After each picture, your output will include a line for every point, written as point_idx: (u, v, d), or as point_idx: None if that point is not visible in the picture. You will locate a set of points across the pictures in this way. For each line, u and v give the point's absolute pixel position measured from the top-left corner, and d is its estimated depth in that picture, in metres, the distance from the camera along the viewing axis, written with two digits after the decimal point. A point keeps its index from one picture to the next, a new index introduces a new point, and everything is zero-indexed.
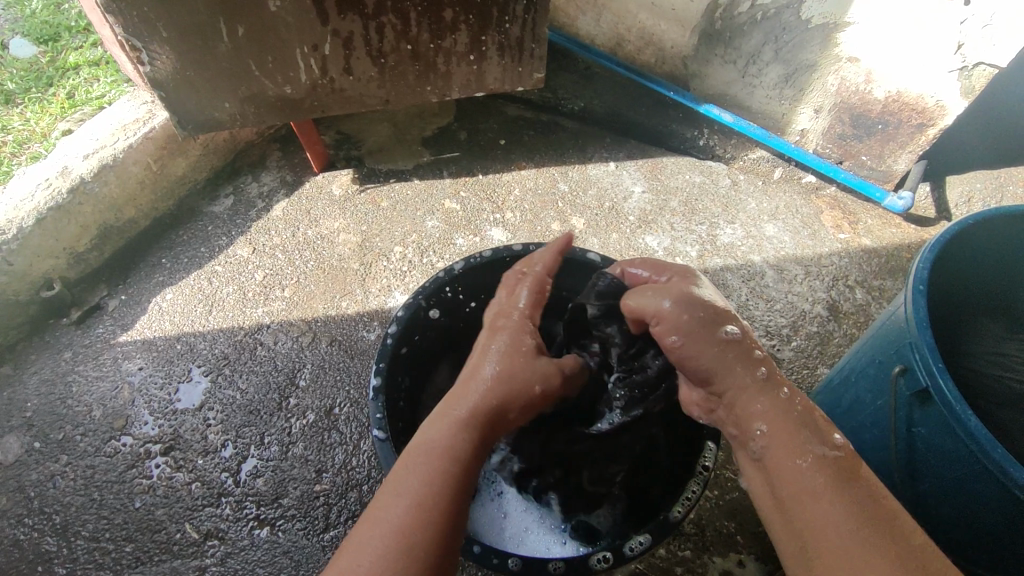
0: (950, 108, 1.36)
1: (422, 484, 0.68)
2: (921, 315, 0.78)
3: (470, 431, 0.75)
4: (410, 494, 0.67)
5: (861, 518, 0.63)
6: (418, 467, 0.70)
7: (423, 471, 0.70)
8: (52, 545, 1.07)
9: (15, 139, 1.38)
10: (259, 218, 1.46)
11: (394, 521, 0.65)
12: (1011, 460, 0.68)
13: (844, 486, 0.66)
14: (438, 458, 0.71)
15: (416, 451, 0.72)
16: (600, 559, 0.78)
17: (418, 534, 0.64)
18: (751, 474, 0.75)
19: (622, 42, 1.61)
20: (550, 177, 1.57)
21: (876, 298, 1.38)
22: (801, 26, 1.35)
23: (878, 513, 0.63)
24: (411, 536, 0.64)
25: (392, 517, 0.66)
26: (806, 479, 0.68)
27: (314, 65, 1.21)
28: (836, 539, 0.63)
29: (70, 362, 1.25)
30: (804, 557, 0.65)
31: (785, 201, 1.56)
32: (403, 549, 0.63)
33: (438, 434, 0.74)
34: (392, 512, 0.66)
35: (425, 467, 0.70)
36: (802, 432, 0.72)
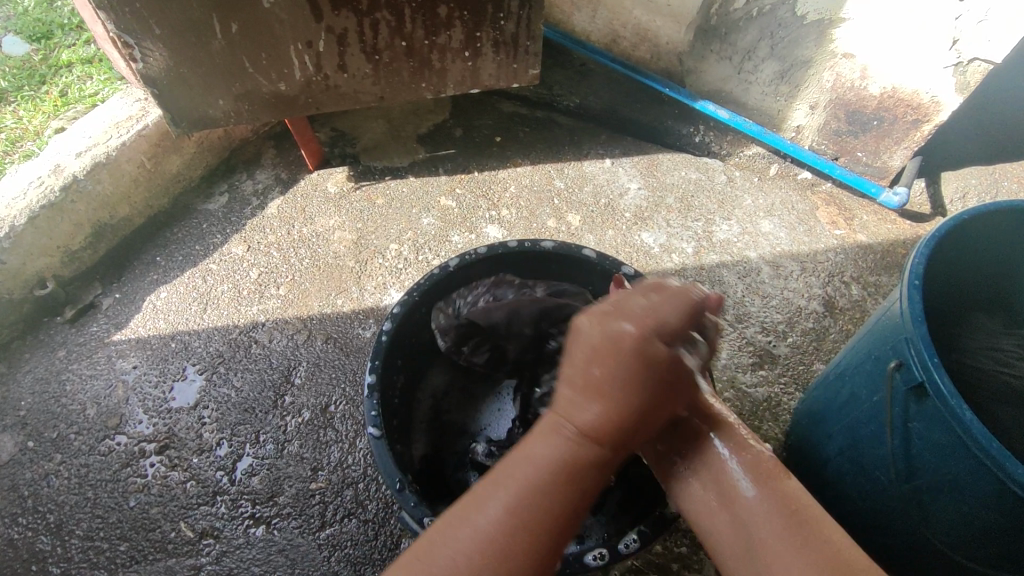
0: (945, 103, 1.36)
1: (519, 500, 0.57)
2: (917, 310, 0.78)
3: (580, 443, 0.60)
4: (519, 490, 0.58)
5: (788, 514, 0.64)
6: (521, 478, 0.59)
7: (523, 483, 0.58)
8: (46, 544, 1.06)
9: (8, 137, 1.37)
10: (254, 216, 1.46)
11: (480, 529, 0.56)
12: (1008, 456, 0.68)
13: (777, 484, 0.68)
14: (537, 469, 0.59)
15: (523, 463, 0.59)
16: (595, 556, 0.78)
17: (549, 517, 0.57)
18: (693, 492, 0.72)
19: (618, 38, 1.60)
20: (546, 174, 1.57)
21: (872, 294, 1.38)
22: (796, 22, 1.35)
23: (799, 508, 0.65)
24: (504, 556, 0.55)
25: (474, 530, 0.56)
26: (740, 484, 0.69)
27: (308, 62, 1.21)
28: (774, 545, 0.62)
29: (64, 360, 1.24)
30: (747, 558, 0.64)
31: (781, 197, 1.56)
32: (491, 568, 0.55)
33: (557, 444, 0.60)
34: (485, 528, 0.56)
35: (523, 483, 0.58)
36: (735, 434, 0.73)
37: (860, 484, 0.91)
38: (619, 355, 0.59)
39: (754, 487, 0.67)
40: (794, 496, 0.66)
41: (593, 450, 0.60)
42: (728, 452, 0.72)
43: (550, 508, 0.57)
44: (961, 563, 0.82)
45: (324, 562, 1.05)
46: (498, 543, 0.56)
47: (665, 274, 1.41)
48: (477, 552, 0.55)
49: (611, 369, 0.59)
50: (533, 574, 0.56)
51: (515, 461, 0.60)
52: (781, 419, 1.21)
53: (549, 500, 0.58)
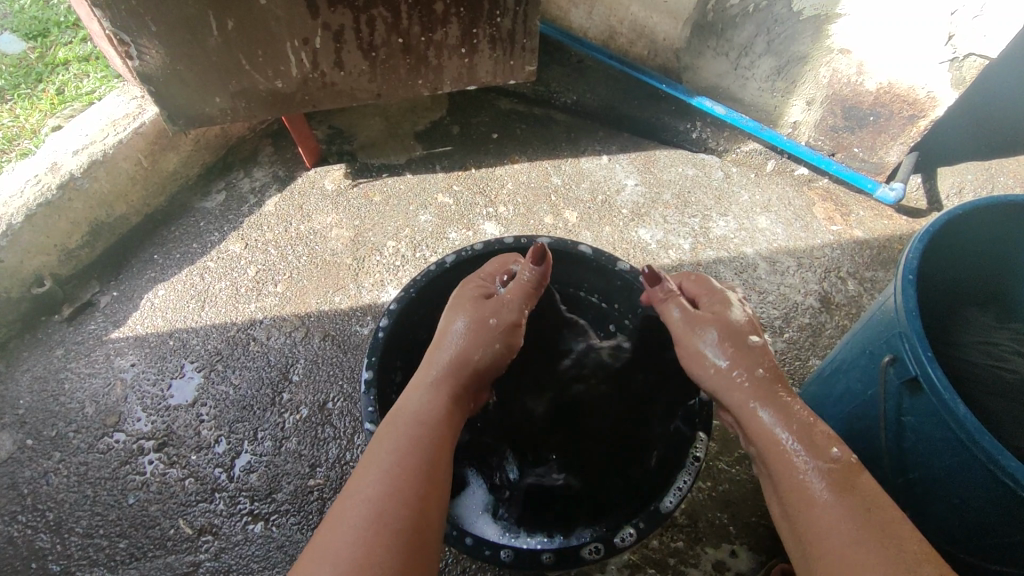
0: (941, 99, 1.36)
1: (401, 454, 0.69)
2: (911, 305, 0.79)
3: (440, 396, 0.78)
4: (400, 445, 0.70)
5: (859, 521, 0.63)
6: (399, 443, 0.71)
7: (405, 436, 0.72)
8: (46, 541, 1.07)
9: (5, 135, 1.37)
10: (251, 214, 1.46)
11: (370, 489, 0.65)
12: (1001, 449, 0.69)
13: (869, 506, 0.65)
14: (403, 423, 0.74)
15: (393, 421, 0.74)
16: (591, 549, 0.80)
17: (422, 469, 0.69)
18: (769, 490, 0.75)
19: (614, 35, 1.59)
20: (543, 171, 1.57)
21: (868, 289, 1.39)
22: (793, 17, 1.35)
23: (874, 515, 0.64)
24: (386, 509, 0.63)
25: (373, 484, 0.65)
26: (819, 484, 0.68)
27: (305, 59, 1.21)
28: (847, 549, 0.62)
29: (62, 358, 1.25)
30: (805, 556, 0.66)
31: (778, 193, 1.56)
32: (377, 520, 0.62)
33: (418, 406, 0.76)
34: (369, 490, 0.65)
35: (402, 440, 0.71)
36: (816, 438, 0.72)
37: None
38: (479, 331, 0.86)
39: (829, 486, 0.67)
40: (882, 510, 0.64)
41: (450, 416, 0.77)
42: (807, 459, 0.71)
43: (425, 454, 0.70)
44: (955, 556, 0.82)
45: None
46: (389, 491, 0.65)
47: (662, 270, 1.41)
48: (367, 510, 0.63)
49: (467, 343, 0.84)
50: (410, 519, 0.63)
51: (392, 432, 0.73)
52: None
53: (420, 448, 0.71)
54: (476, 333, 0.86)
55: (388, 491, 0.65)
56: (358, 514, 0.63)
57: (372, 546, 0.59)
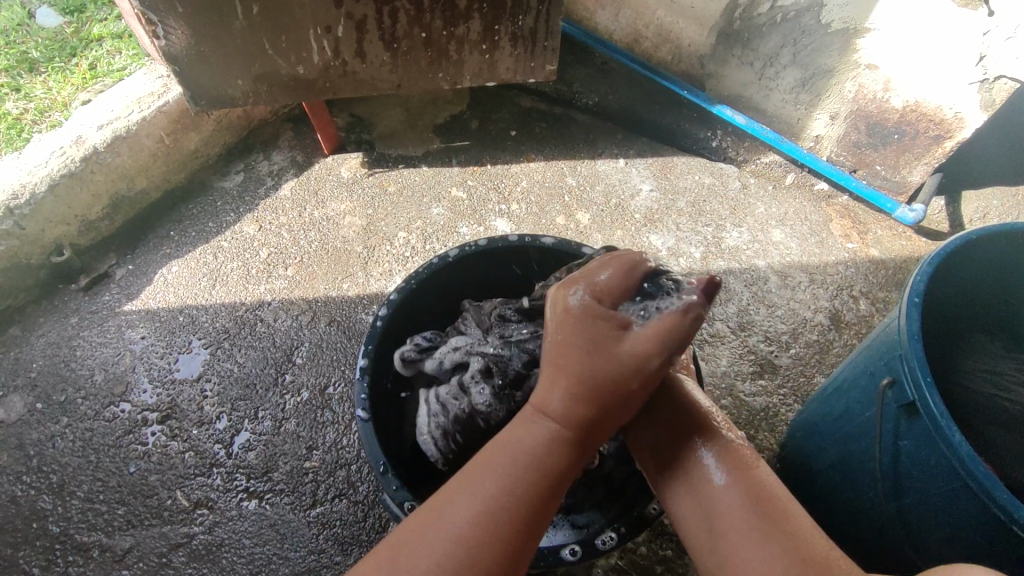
0: (969, 120, 1.33)
1: (491, 496, 0.61)
2: (914, 327, 0.77)
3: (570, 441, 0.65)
4: (496, 488, 0.61)
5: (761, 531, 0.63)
6: (495, 473, 0.62)
7: (500, 476, 0.62)
8: (48, 503, 1.10)
9: (36, 107, 1.41)
10: (268, 196, 1.48)
11: (462, 521, 0.59)
12: (994, 481, 0.68)
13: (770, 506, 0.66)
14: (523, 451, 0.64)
15: (496, 453, 0.64)
16: (570, 551, 0.78)
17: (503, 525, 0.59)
18: (682, 505, 0.71)
19: (639, 38, 1.58)
20: (559, 171, 1.57)
21: (880, 310, 1.36)
22: (821, 29, 1.34)
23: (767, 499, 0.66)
24: (481, 551, 0.58)
25: (456, 523, 0.59)
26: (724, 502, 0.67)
27: (327, 47, 1.22)
28: (742, 546, 0.63)
29: (76, 326, 1.28)
30: (710, 537, 0.67)
31: (795, 207, 1.54)
32: (469, 562, 0.58)
33: (536, 442, 0.64)
34: (472, 527, 0.59)
35: (488, 483, 0.62)
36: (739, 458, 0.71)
37: (850, 498, 0.90)
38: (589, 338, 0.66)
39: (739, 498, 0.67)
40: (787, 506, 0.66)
41: (561, 435, 0.65)
42: (710, 464, 0.71)
43: (532, 499, 0.62)
44: None
45: (313, 540, 1.06)
46: (478, 542, 0.58)
47: None
48: (453, 551, 0.58)
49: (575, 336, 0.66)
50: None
51: (501, 453, 0.64)
52: (777, 429, 1.20)
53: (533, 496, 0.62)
54: (579, 319, 0.67)
55: (480, 529, 0.59)
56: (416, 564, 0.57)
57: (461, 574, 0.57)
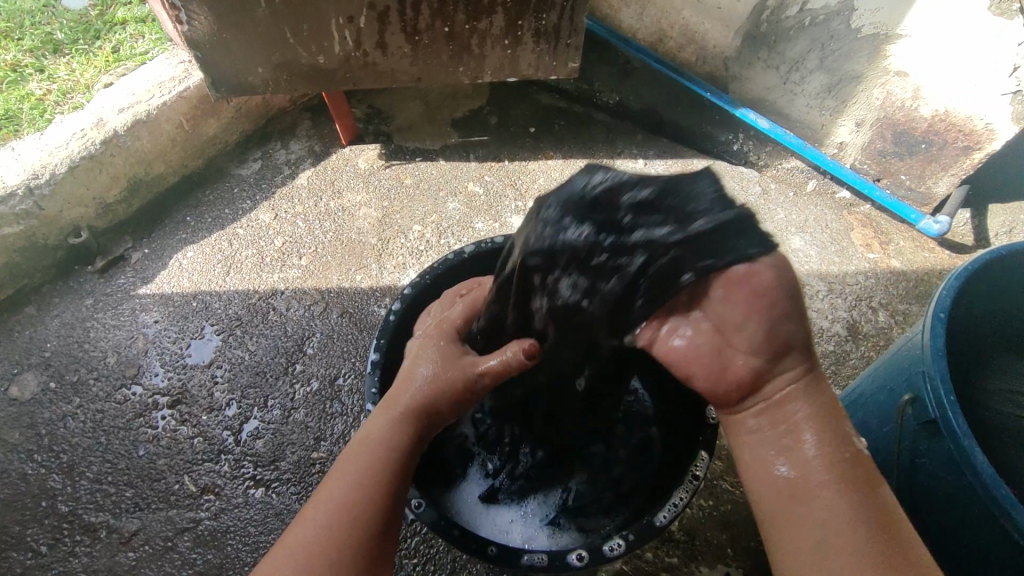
0: (1000, 132, 1.29)
1: (360, 487, 0.70)
2: (938, 343, 0.76)
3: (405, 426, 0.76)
4: (358, 486, 0.70)
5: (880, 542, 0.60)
6: (360, 464, 0.72)
7: (367, 464, 0.72)
8: (58, 482, 1.10)
9: (59, 88, 1.41)
10: (284, 184, 1.48)
11: (341, 495, 0.69)
12: (1016, 504, 0.66)
13: (868, 488, 0.64)
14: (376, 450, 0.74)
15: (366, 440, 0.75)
16: (577, 556, 0.77)
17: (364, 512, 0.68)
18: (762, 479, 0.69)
19: (665, 38, 1.58)
20: (576, 169, 1.56)
21: (899, 323, 1.34)
22: (850, 35, 1.31)
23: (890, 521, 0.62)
24: (347, 524, 0.67)
25: (327, 512, 0.67)
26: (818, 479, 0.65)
27: (348, 37, 1.21)
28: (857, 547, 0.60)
29: (91, 308, 1.29)
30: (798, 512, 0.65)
31: (816, 214, 1.51)
32: (337, 536, 0.66)
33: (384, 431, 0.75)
34: (334, 495, 0.69)
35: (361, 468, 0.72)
36: (841, 428, 0.68)
37: None
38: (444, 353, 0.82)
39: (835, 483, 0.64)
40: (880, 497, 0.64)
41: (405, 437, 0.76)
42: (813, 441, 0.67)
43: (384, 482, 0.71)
44: None
45: None
46: (353, 503, 0.68)
47: None
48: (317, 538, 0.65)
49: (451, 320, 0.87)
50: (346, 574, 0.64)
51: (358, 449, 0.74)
52: None
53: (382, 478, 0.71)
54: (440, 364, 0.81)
55: (346, 514, 0.67)
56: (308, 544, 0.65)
57: (325, 549, 0.65)
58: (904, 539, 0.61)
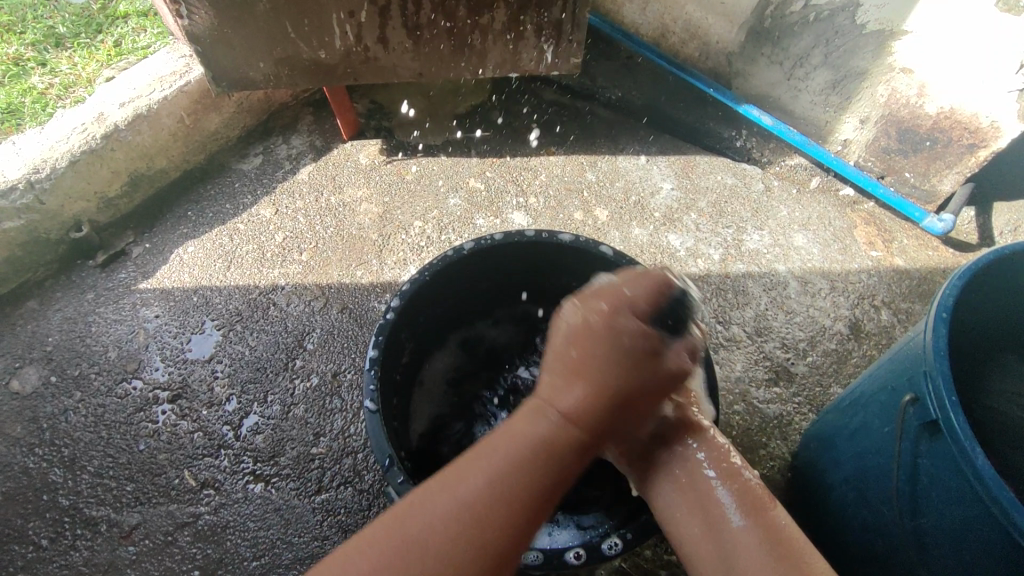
0: (1005, 130, 1.28)
1: (505, 474, 0.58)
2: (940, 344, 0.75)
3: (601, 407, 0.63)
4: (505, 469, 0.58)
5: (771, 543, 0.62)
6: (503, 457, 0.59)
7: (513, 456, 0.59)
8: (58, 476, 1.11)
9: (62, 82, 1.41)
10: (285, 179, 1.48)
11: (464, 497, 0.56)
12: (1018, 506, 0.65)
13: (765, 512, 0.65)
14: (528, 450, 0.60)
15: (524, 438, 0.60)
16: (573, 554, 0.77)
17: (502, 526, 0.55)
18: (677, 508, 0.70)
19: (667, 33, 1.57)
20: (578, 165, 1.55)
21: (902, 321, 1.33)
22: (855, 31, 1.30)
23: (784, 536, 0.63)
24: (486, 534, 0.54)
25: (465, 500, 0.55)
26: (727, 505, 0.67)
27: (349, 32, 1.21)
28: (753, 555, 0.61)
29: (92, 303, 1.29)
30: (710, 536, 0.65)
31: (819, 211, 1.50)
32: (466, 545, 0.53)
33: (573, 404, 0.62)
34: (470, 491, 0.56)
35: (500, 464, 0.58)
36: (731, 462, 0.72)
37: (863, 513, 0.88)
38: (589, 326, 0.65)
39: (745, 515, 0.65)
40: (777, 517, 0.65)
41: (569, 433, 0.62)
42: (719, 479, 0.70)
43: (539, 492, 0.58)
44: None
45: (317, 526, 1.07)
46: (485, 505, 0.56)
47: (688, 278, 1.37)
48: (465, 522, 0.54)
49: (593, 350, 0.63)
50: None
51: (523, 440, 0.60)
52: (790, 439, 1.17)
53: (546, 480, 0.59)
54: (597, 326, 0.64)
55: (499, 513, 0.55)
56: (428, 563, 0.52)
57: (457, 545, 0.53)
58: (802, 552, 0.61)
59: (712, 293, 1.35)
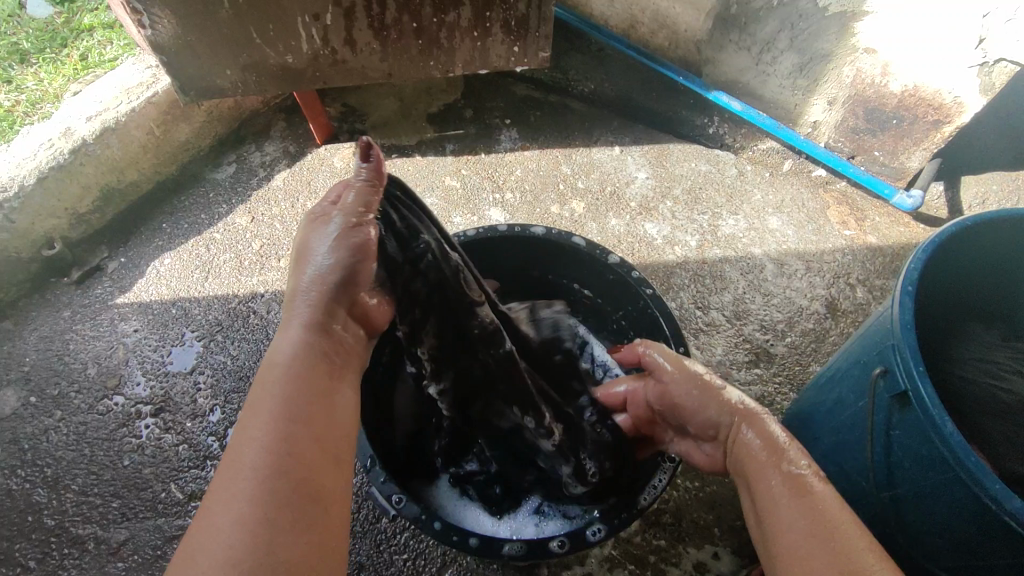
0: (968, 105, 1.31)
1: (278, 421, 0.60)
2: (906, 316, 0.77)
3: (319, 349, 0.68)
4: (276, 414, 0.60)
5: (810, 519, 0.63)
6: (272, 407, 0.61)
7: (274, 411, 0.60)
8: (42, 496, 1.10)
9: (28, 98, 1.39)
10: (259, 187, 1.47)
11: (256, 459, 0.56)
12: (986, 471, 0.67)
13: (805, 484, 0.66)
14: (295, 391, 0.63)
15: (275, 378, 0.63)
16: (557, 542, 0.79)
17: (297, 479, 0.57)
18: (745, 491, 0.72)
19: (636, 23, 1.57)
20: (553, 159, 1.56)
21: (876, 298, 1.35)
22: (818, 13, 1.32)
23: (824, 511, 0.63)
24: (280, 495, 0.55)
25: (250, 459, 0.56)
26: (770, 488, 0.68)
27: (316, 35, 1.20)
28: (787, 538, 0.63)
29: (69, 320, 1.28)
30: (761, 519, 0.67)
31: (792, 194, 1.52)
32: (268, 505, 0.54)
33: (296, 358, 0.65)
34: (248, 453, 0.57)
35: (277, 405, 0.61)
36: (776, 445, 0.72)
37: (842, 487, 0.90)
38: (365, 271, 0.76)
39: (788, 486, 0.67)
40: (819, 488, 0.66)
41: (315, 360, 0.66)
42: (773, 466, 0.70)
43: (302, 427, 0.60)
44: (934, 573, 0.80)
45: None
46: (277, 458, 0.57)
47: (666, 266, 1.38)
48: (257, 479, 0.55)
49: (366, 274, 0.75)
50: (292, 519, 0.54)
51: (269, 387, 0.62)
52: None
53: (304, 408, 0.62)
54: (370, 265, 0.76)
55: (278, 456, 0.57)
56: (235, 519, 0.53)
57: (267, 504, 0.54)
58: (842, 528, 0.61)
59: (690, 280, 1.37)
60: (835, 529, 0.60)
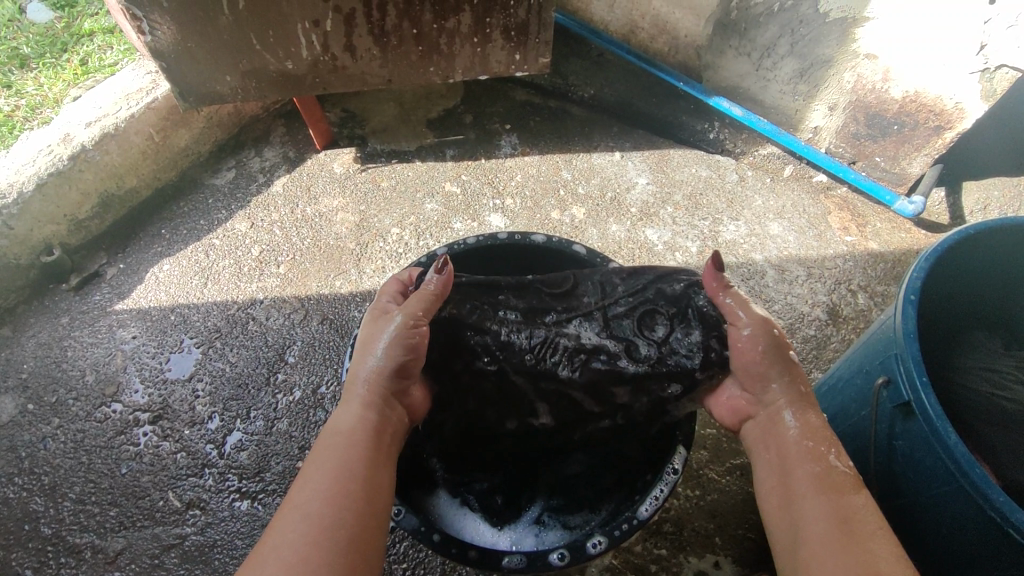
0: (969, 111, 1.30)
1: (335, 467, 0.67)
2: (909, 325, 0.76)
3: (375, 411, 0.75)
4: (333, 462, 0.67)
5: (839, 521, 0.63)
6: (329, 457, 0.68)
7: (331, 462, 0.67)
8: (39, 505, 1.09)
9: (27, 103, 1.39)
10: (259, 192, 1.47)
11: (313, 497, 0.63)
12: (990, 483, 0.66)
13: (838, 490, 0.67)
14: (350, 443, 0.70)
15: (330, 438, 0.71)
16: (557, 555, 0.78)
17: (346, 515, 0.62)
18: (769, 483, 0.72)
19: (636, 29, 1.60)
20: (553, 165, 1.55)
21: (878, 304, 1.35)
22: (819, 19, 1.31)
23: (852, 515, 0.64)
24: (330, 527, 0.61)
25: (308, 498, 0.63)
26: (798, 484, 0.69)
27: (315, 41, 1.20)
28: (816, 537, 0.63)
29: (67, 326, 1.27)
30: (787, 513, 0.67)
31: (793, 199, 1.52)
32: (319, 533, 0.60)
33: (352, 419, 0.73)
34: (306, 494, 0.64)
35: (333, 455, 0.68)
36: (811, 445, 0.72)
37: None
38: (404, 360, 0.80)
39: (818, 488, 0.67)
40: (851, 493, 0.66)
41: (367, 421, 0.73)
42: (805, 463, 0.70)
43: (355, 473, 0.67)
44: None
45: None
46: (330, 498, 0.63)
47: None
48: (312, 514, 0.62)
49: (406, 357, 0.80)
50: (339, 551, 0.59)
51: (329, 441, 0.70)
52: None
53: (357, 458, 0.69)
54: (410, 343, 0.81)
55: (332, 495, 0.64)
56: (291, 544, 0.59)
57: (319, 535, 0.60)
58: (870, 534, 0.61)
59: None
60: (857, 530, 0.62)
